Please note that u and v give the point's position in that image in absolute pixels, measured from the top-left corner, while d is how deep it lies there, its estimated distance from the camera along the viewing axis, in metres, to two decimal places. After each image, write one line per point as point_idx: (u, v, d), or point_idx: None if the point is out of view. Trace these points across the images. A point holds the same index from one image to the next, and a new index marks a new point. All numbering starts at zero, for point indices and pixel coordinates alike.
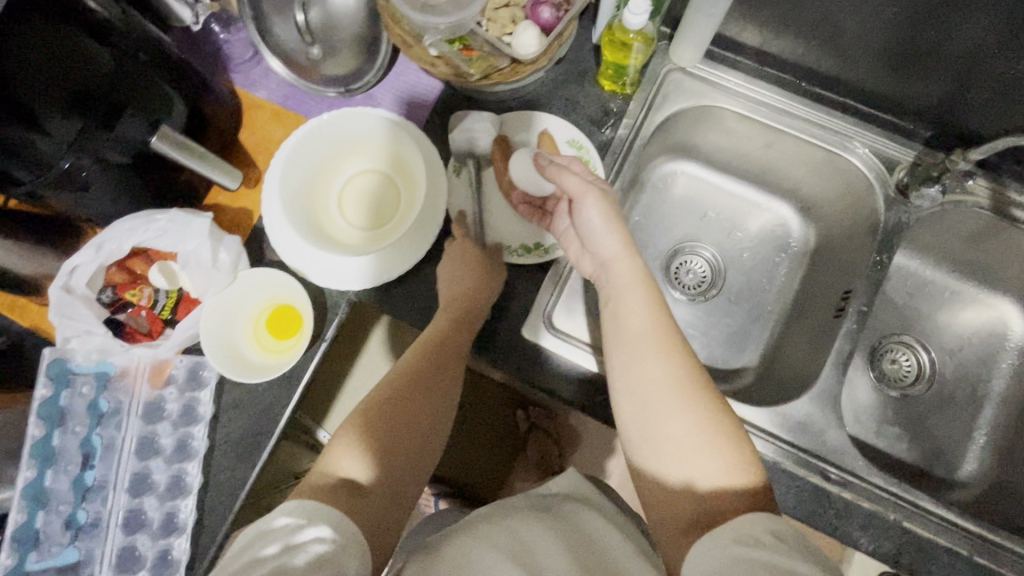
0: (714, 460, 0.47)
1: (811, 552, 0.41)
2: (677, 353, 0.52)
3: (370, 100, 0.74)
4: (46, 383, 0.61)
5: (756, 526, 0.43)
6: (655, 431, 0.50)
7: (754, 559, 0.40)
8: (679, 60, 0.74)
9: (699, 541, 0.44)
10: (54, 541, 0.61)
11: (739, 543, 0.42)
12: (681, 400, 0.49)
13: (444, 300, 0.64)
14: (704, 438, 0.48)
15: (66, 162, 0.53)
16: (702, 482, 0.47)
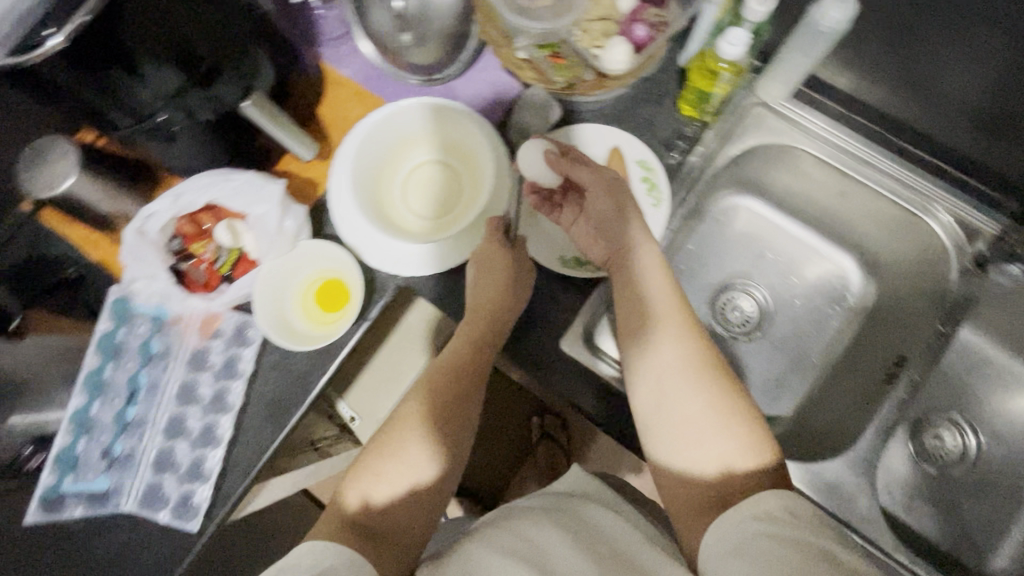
0: (728, 438, 0.50)
1: (823, 523, 0.44)
2: (688, 336, 0.56)
3: (448, 92, 0.75)
4: (110, 318, 0.66)
5: (767, 501, 0.45)
6: (672, 420, 0.53)
7: (776, 536, 0.42)
8: (765, 95, 0.72)
9: (719, 530, 0.46)
10: (91, 468, 0.64)
11: (753, 522, 0.44)
12: (693, 382, 0.53)
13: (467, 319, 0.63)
14: (719, 419, 0.51)
15: (160, 115, 0.56)
16: (721, 465, 0.50)
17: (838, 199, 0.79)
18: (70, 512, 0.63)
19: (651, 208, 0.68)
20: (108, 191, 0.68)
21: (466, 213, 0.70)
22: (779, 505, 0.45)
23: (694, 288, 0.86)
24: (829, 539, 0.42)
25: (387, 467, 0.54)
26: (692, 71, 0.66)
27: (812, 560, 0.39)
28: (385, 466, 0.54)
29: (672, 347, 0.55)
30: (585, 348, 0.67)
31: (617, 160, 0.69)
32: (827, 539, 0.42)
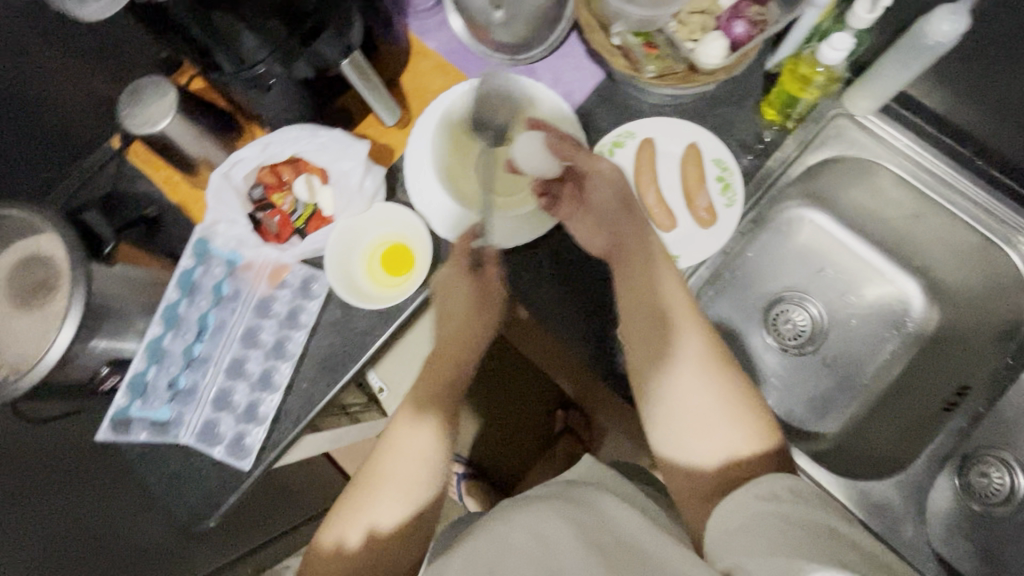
0: (733, 429, 0.49)
1: (830, 503, 0.43)
2: (689, 330, 0.54)
3: (530, 73, 0.75)
4: (192, 255, 0.69)
5: (771, 482, 0.44)
6: (675, 410, 0.51)
7: (777, 514, 0.41)
8: (852, 107, 0.71)
9: (722, 512, 0.44)
10: (157, 396, 0.67)
11: (760, 501, 0.43)
12: (698, 375, 0.51)
13: (440, 339, 0.62)
14: (725, 412, 0.50)
15: (261, 66, 0.58)
16: (727, 458, 0.49)
17: (911, 221, 0.77)
18: (134, 436, 0.66)
19: (723, 208, 0.68)
20: (198, 135, 0.70)
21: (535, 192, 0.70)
22: (788, 484, 0.44)
23: (748, 296, 0.85)
24: (841, 521, 0.41)
25: (380, 496, 0.53)
26: (783, 75, 0.66)
27: (821, 540, 0.38)
28: (377, 497, 0.53)
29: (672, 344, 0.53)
30: None
31: (693, 157, 0.69)
32: (843, 522, 0.41)
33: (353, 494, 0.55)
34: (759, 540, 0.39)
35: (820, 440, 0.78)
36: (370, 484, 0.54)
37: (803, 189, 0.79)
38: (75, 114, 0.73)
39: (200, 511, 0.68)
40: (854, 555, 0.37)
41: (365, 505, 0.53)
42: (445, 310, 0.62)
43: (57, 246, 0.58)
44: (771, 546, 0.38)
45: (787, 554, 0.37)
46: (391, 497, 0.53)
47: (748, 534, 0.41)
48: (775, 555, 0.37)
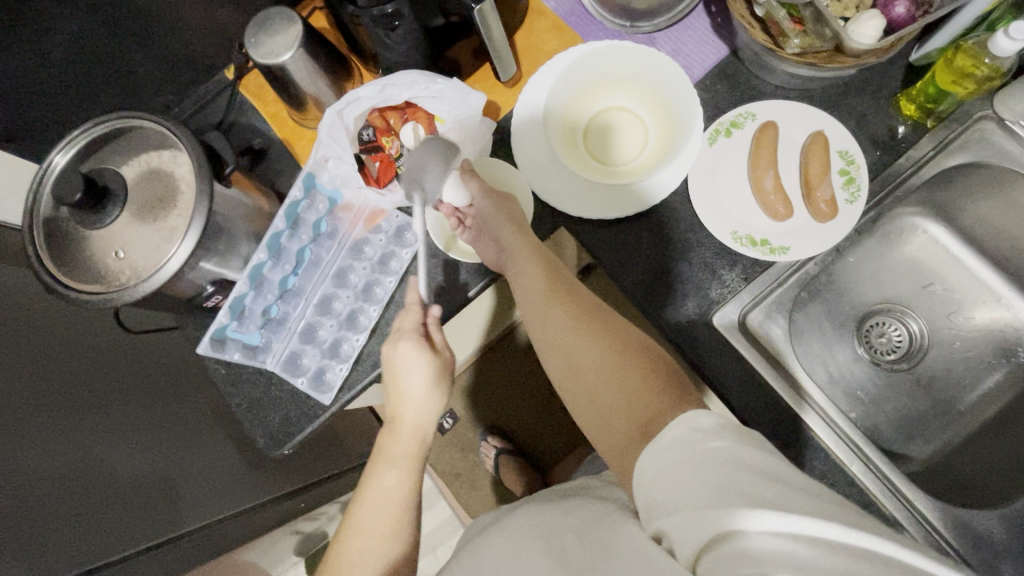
0: (630, 380, 0.51)
1: (734, 428, 0.41)
2: (567, 302, 0.59)
3: (650, 42, 0.72)
4: (300, 188, 0.69)
5: (676, 425, 0.43)
6: (579, 375, 0.55)
7: (685, 463, 0.39)
8: (1001, 111, 0.66)
9: (642, 469, 0.42)
10: (251, 320, 0.68)
11: (682, 447, 0.41)
12: (587, 345, 0.55)
13: (388, 395, 0.62)
14: (613, 371, 0.53)
15: (390, 7, 0.57)
16: (627, 410, 0.50)
17: None
18: (227, 355, 0.68)
19: (844, 204, 0.64)
20: (314, 72, 0.70)
21: (643, 169, 0.68)
22: (712, 421, 0.42)
23: (842, 303, 0.80)
24: (782, 462, 0.38)
25: (360, 535, 0.54)
26: (937, 65, 0.61)
27: (728, 476, 0.37)
28: (360, 534, 0.54)
29: (566, 324, 0.57)
30: (737, 331, 0.65)
31: (820, 145, 0.65)
32: (780, 460, 0.38)
33: (341, 535, 0.55)
34: (689, 497, 0.37)
35: (908, 463, 0.73)
36: (347, 522, 0.55)
37: (925, 196, 0.73)
38: (196, 40, 0.75)
39: (276, 438, 0.70)
40: (799, 493, 0.35)
41: (354, 543, 0.54)
42: (397, 378, 0.61)
43: (179, 162, 0.60)
44: (701, 501, 0.36)
45: (719, 504, 0.35)
46: (376, 534, 0.54)
47: (671, 486, 0.39)
48: (703, 511, 0.35)
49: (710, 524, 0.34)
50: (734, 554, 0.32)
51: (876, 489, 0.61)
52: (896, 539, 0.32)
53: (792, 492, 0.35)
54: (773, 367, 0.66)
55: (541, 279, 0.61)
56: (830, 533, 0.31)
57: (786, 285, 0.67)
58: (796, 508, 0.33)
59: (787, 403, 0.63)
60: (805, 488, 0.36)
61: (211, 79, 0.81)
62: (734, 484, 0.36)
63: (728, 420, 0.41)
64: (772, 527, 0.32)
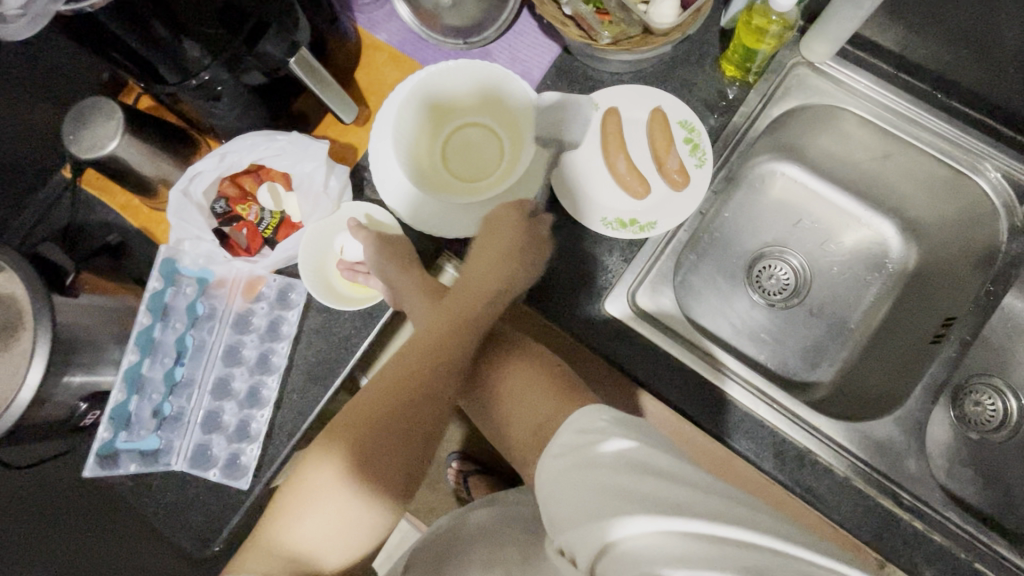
0: (531, 391, 0.55)
1: (630, 424, 0.44)
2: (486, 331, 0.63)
3: (485, 55, 0.74)
4: (158, 278, 0.65)
5: (568, 432, 0.46)
6: (496, 400, 0.58)
7: (577, 453, 0.43)
8: (810, 55, 0.72)
9: (550, 475, 0.43)
10: (143, 426, 0.64)
11: (580, 452, 0.43)
12: (506, 358, 0.59)
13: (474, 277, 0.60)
14: (521, 387, 0.56)
15: (208, 74, 0.56)
16: (535, 417, 0.53)
17: (880, 162, 0.78)
18: (121, 469, 0.62)
19: (695, 168, 0.68)
20: (151, 155, 0.67)
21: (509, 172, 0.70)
22: (603, 419, 0.45)
23: (729, 256, 0.84)
24: (666, 455, 0.40)
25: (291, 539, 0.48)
26: (740, 28, 0.65)
27: (619, 473, 0.39)
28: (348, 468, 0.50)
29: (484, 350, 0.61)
30: (631, 311, 0.67)
31: (660, 120, 0.68)
32: (669, 456, 0.40)
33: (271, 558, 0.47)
34: (581, 503, 0.38)
35: (818, 390, 0.78)
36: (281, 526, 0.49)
37: (772, 142, 0.79)
38: (18, 147, 0.70)
39: (203, 537, 0.65)
40: (679, 486, 0.37)
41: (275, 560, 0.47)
42: (498, 260, 0.60)
43: (14, 281, 0.55)
44: (593, 507, 0.37)
45: (607, 508, 0.36)
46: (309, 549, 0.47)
47: (569, 492, 0.40)
48: (593, 517, 0.36)
49: (596, 533, 0.35)
50: (616, 560, 0.33)
51: (784, 425, 0.65)
52: (775, 530, 0.34)
53: (673, 485, 0.37)
54: (672, 336, 0.68)
55: (495, 277, 0.59)
56: (699, 527, 0.33)
57: (665, 256, 0.70)
58: (673, 502, 0.35)
59: (692, 366, 0.66)
60: (686, 481, 0.37)
61: (50, 183, 0.76)
62: (622, 484, 0.37)
63: (618, 420, 0.44)
64: (651, 525, 0.33)
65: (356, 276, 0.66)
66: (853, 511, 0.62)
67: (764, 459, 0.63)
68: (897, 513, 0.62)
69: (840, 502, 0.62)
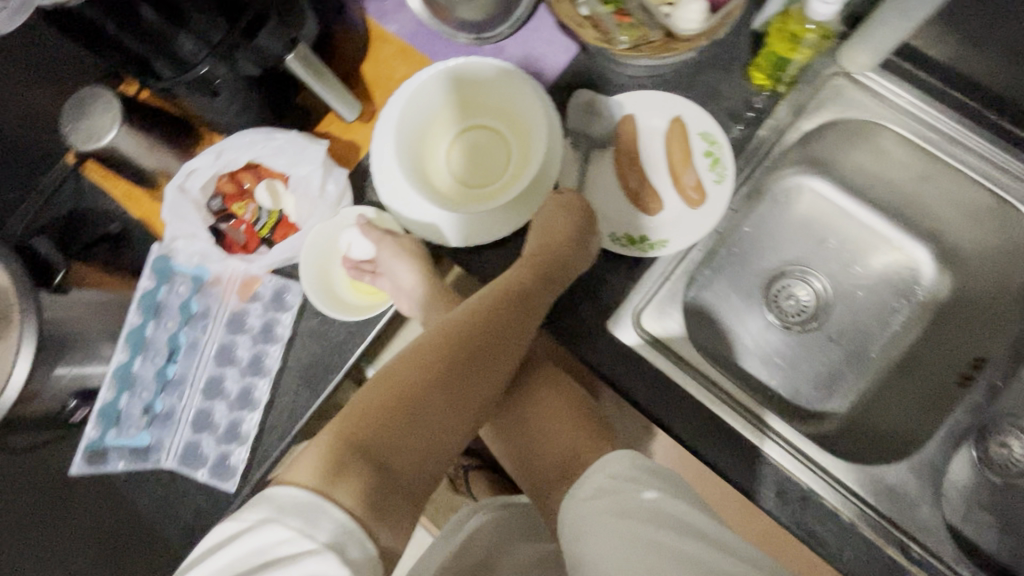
0: (558, 425, 0.56)
1: (665, 475, 0.47)
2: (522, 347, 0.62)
3: (499, 52, 0.70)
4: (151, 277, 0.65)
5: (599, 474, 0.49)
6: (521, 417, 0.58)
7: (612, 493, 0.46)
8: (849, 64, 0.66)
9: (580, 514, 0.46)
10: (132, 423, 0.64)
11: (613, 496, 0.45)
12: (539, 384, 0.60)
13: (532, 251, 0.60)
14: (552, 415, 0.57)
15: (203, 68, 0.53)
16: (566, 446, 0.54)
17: (919, 183, 0.72)
18: (111, 466, 0.63)
19: (713, 185, 0.63)
20: (149, 146, 0.66)
21: (520, 176, 0.66)
22: (636, 467, 0.47)
23: (747, 274, 0.80)
24: (698, 512, 0.43)
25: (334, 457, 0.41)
26: (772, 34, 0.60)
27: (654, 523, 0.41)
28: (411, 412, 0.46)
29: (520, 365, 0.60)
30: (635, 333, 0.64)
31: (679, 132, 0.64)
32: (700, 513, 0.43)
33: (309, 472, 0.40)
34: (611, 549, 0.41)
35: (830, 421, 0.74)
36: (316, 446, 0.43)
37: (801, 156, 0.73)
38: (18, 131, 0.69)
39: (190, 535, 0.65)
40: (706, 547, 0.40)
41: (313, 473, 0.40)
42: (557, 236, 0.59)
43: None
44: (624, 558, 0.40)
45: (638, 563, 0.39)
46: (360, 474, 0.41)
47: (599, 536, 0.43)
48: (622, 568, 0.39)
49: None
50: None
51: (789, 462, 0.61)
52: None
53: (701, 546, 0.39)
54: (677, 361, 0.65)
55: (561, 259, 0.59)
56: None
57: (676, 275, 0.66)
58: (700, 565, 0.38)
59: (694, 394, 0.62)
60: (716, 542, 0.40)
61: (53, 167, 0.75)
62: (652, 536, 0.40)
63: (652, 472, 0.47)
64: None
65: (362, 276, 0.64)
66: (857, 560, 0.58)
67: (765, 498, 0.60)
68: (904, 565, 0.59)
69: (844, 549, 0.58)
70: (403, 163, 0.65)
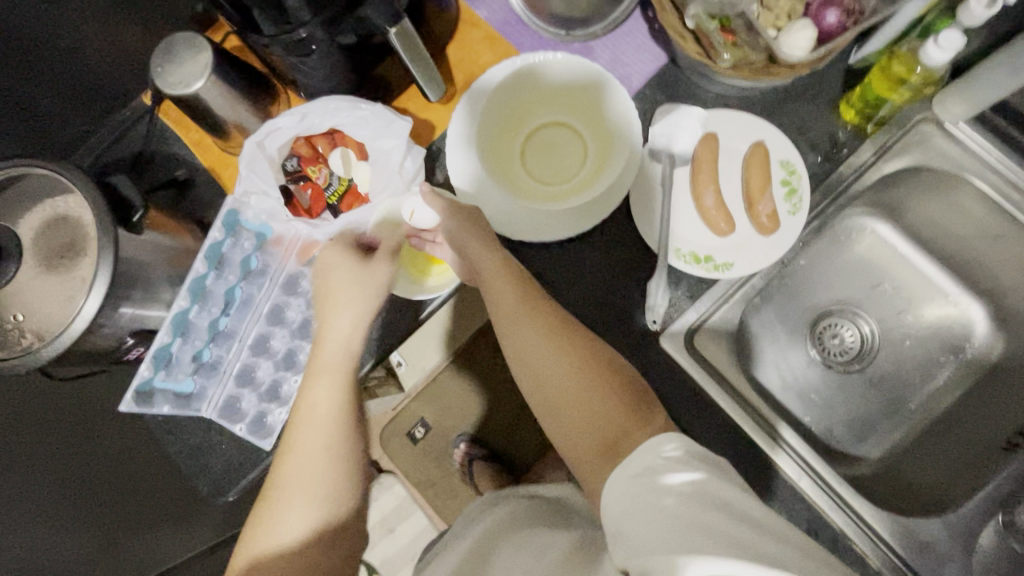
0: (581, 392, 0.49)
1: (707, 457, 0.43)
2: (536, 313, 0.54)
3: (587, 52, 0.70)
4: (220, 228, 0.65)
5: (643, 453, 0.43)
6: (550, 393, 0.51)
7: (650, 470, 0.42)
8: (941, 112, 0.65)
9: (619, 491, 0.42)
10: (180, 368, 0.64)
11: (655, 474, 0.41)
12: (561, 351, 0.51)
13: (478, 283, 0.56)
14: (582, 386, 0.50)
15: (303, 32, 0.53)
16: (596, 426, 0.48)
17: (990, 242, 0.71)
18: (156, 409, 0.63)
19: (787, 216, 0.63)
20: (231, 98, 0.66)
21: (604, 162, 0.66)
22: (676, 446, 0.43)
23: (795, 308, 0.79)
24: (737, 492, 0.40)
25: (286, 538, 0.50)
26: (874, 71, 0.60)
27: (701, 506, 0.38)
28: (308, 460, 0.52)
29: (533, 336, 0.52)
30: (685, 351, 0.64)
31: (761, 157, 0.63)
32: (743, 496, 0.40)
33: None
34: (656, 530, 0.37)
35: (859, 466, 0.74)
36: (261, 544, 0.50)
37: (872, 197, 0.73)
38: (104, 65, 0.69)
39: (219, 485, 0.67)
40: (755, 533, 0.37)
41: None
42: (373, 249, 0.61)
43: (82, 206, 0.54)
44: (669, 537, 0.36)
45: (683, 543, 0.35)
46: (315, 534, 0.50)
47: (638, 519, 0.39)
48: (668, 547, 0.36)
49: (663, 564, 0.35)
50: None
51: (824, 502, 0.61)
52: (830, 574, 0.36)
53: (755, 535, 0.36)
54: (723, 384, 0.64)
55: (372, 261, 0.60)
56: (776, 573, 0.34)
57: (734, 299, 0.66)
58: (754, 553, 0.35)
59: (735, 419, 0.63)
60: (764, 529, 0.38)
61: (130, 106, 0.76)
62: (700, 520, 0.37)
63: (689, 452, 0.42)
64: (726, 568, 0.34)
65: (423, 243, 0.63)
66: None
67: None
68: None
69: None
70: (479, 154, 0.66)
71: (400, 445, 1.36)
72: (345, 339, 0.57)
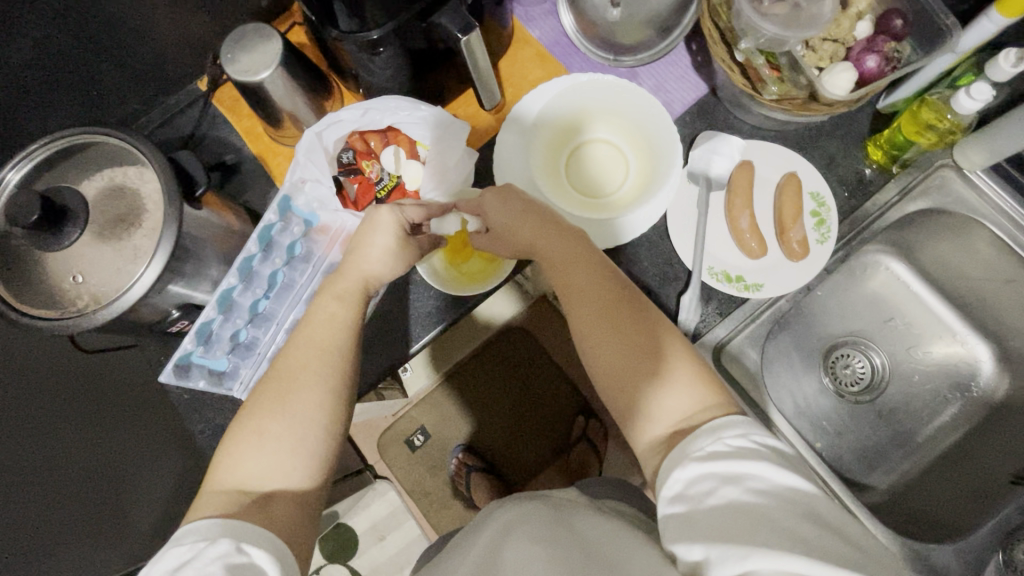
0: (626, 371, 0.49)
1: (780, 452, 0.41)
2: (590, 283, 0.53)
3: (632, 76, 0.74)
4: (275, 211, 0.69)
5: (705, 435, 0.42)
6: (603, 375, 0.50)
7: (716, 455, 0.41)
8: (961, 159, 0.70)
9: (676, 474, 0.41)
10: (219, 345, 0.65)
11: (717, 463, 0.40)
12: (611, 332, 0.50)
13: (527, 246, 0.58)
14: (629, 370, 0.49)
15: (375, 33, 0.55)
16: (648, 406, 0.47)
17: (1001, 286, 0.74)
18: (192, 383, 0.64)
19: (816, 244, 0.67)
20: (292, 90, 0.68)
21: (648, 172, 0.70)
22: (744, 438, 0.41)
23: (811, 337, 0.82)
24: (814, 493, 0.39)
25: (308, 430, 0.48)
26: (903, 116, 0.65)
27: (771, 503, 0.37)
28: (320, 375, 0.50)
29: (588, 307, 0.52)
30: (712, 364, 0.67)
31: (794, 186, 0.67)
32: (812, 494, 0.39)
33: (277, 493, 0.45)
34: (721, 523, 0.37)
35: (868, 493, 0.76)
36: (274, 437, 0.47)
37: (890, 236, 0.76)
38: (167, 48, 0.71)
39: None
40: (825, 533, 0.36)
41: (295, 472, 0.47)
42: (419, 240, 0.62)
43: (147, 178, 0.56)
44: (735, 532, 0.36)
45: (754, 540, 0.35)
46: (330, 425, 0.49)
47: (704, 510, 0.38)
48: (734, 544, 0.35)
49: (725, 555, 0.35)
50: None
51: None
52: None
53: (823, 534, 0.36)
54: (745, 400, 0.67)
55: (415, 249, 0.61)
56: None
57: (760, 319, 0.69)
58: (821, 553, 0.34)
59: None
60: (833, 529, 0.37)
61: (184, 90, 0.77)
62: (768, 516, 0.36)
63: (766, 449, 0.41)
64: (793, 569, 0.33)
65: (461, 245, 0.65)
66: None
67: None
68: None
69: None
70: (530, 163, 0.70)
71: (397, 452, 1.34)
72: (369, 269, 0.58)
